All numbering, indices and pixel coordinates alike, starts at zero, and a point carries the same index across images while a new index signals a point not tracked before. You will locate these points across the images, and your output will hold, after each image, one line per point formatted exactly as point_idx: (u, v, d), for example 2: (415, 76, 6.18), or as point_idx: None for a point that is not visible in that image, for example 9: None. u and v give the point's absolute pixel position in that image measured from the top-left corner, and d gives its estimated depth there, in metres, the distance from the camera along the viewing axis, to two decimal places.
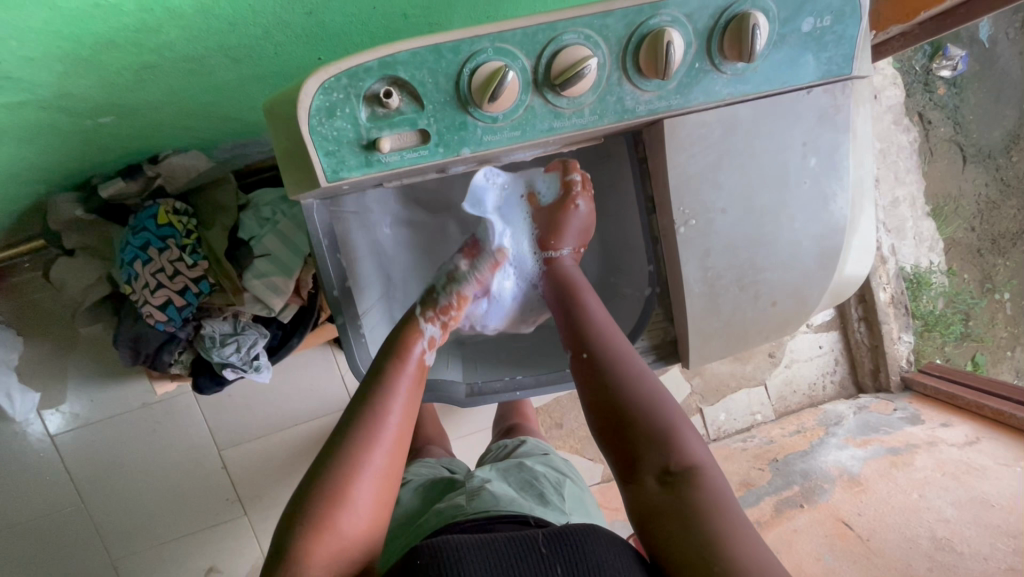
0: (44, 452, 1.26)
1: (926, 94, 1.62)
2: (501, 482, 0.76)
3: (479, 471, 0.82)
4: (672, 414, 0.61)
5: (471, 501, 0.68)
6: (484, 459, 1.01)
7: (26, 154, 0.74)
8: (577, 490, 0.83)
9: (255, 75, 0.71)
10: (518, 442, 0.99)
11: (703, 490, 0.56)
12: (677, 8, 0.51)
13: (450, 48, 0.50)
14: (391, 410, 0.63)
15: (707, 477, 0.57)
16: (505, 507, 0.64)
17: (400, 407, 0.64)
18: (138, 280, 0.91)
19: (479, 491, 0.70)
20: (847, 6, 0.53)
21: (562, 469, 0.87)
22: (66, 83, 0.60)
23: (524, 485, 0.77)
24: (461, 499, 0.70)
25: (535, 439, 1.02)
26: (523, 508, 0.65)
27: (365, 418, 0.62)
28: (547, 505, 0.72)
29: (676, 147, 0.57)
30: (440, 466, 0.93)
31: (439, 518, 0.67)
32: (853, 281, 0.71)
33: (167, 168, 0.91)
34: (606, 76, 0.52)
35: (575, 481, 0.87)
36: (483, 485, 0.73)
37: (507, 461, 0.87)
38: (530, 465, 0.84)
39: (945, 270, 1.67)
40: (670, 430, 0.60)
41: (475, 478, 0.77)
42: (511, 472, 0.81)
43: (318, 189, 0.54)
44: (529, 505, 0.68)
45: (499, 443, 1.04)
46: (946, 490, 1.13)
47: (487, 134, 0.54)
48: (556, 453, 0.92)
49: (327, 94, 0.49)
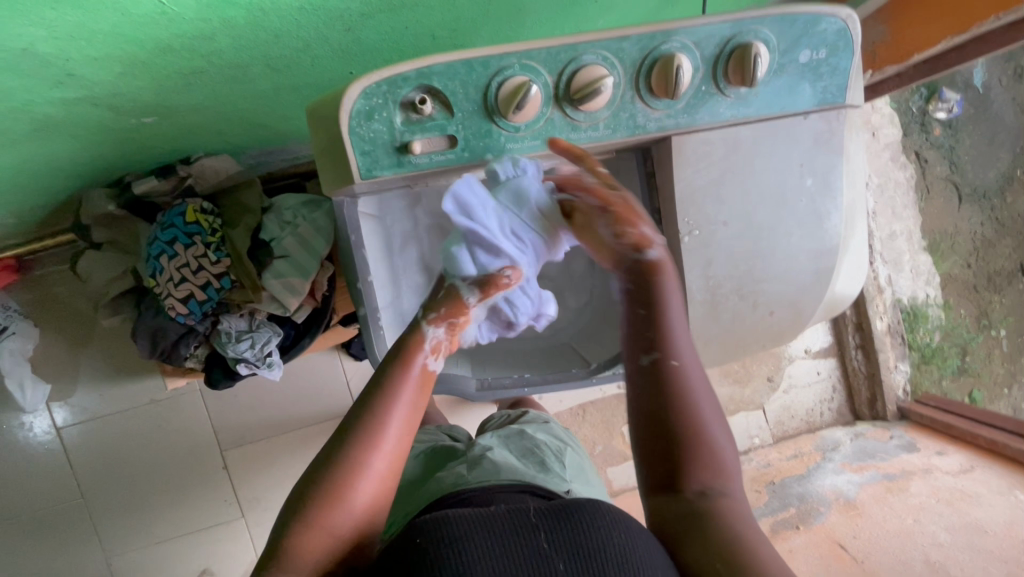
0: (50, 444, 1.28)
1: (922, 134, 1.69)
2: (502, 450, 0.80)
3: (480, 440, 0.87)
4: (719, 436, 0.57)
5: (471, 471, 0.72)
6: (484, 426, 1.04)
7: (71, 148, 0.79)
8: (576, 457, 0.88)
9: (291, 85, 0.77)
10: (520, 412, 1.03)
11: (731, 511, 0.54)
12: (686, 36, 0.56)
13: (481, 63, 0.55)
14: (389, 420, 0.57)
15: (734, 502, 0.55)
16: (502, 478, 0.68)
17: (401, 416, 0.57)
18: (163, 273, 0.95)
19: (480, 460, 0.75)
20: (840, 41, 0.58)
21: (562, 438, 0.91)
22: (121, 83, 0.65)
23: (525, 453, 0.81)
24: (462, 468, 0.74)
25: (537, 410, 1.06)
26: (522, 477, 0.69)
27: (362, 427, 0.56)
28: (549, 471, 0.76)
29: (682, 162, 0.61)
30: (441, 433, 0.97)
31: (441, 485, 0.71)
32: (847, 297, 0.74)
33: (198, 169, 0.96)
34: (620, 94, 0.57)
35: (575, 448, 0.91)
36: (484, 455, 0.78)
37: (508, 429, 0.91)
38: (531, 433, 0.88)
39: (942, 304, 1.71)
40: (713, 447, 0.57)
41: (476, 448, 0.82)
42: (513, 439, 0.86)
43: (351, 185, 0.59)
44: (530, 473, 0.72)
45: (501, 412, 1.07)
46: (940, 516, 1.14)
47: (509, 142, 0.59)
48: (556, 421, 0.97)
49: (368, 98, 0.54)
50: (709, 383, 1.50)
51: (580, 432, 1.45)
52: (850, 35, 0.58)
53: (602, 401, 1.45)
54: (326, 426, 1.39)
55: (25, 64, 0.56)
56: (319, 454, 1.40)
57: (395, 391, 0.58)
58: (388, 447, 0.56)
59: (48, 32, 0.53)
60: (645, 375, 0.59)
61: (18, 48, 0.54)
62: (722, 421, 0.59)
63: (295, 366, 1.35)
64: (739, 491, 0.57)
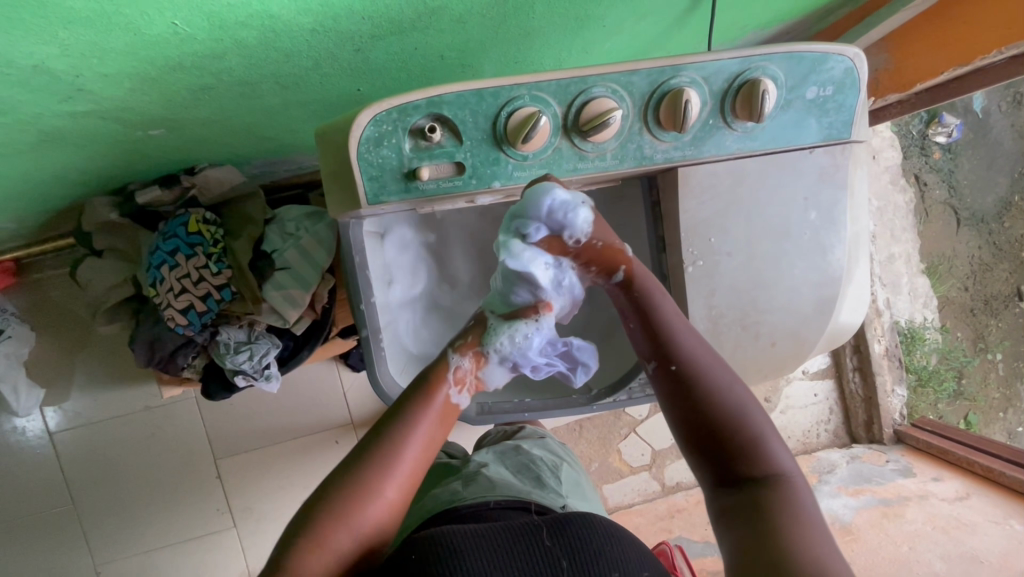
0: (42, 449, 1.27)
1: (922, 157, 1.71)
2: (498, 466, 0.81)
3: (475, 456, 0.87)
4: (763, 425, 0.58)
5: (468, 486, 0.73)
6: (481, 441, 1.04)
7: (76, 158, 0.78)
8: (572, 472, 0.88)
9: (299, 101, 0.77)
10: (516, 427, 1.03)
11: (788, 497, 0.54)
12: (695, 71, 0.56)
13: (491, 93, 0.55)
14: (407, 445, 0.57)
15: (791, 487, 0.55)
16: (500, 492, 0.68)
17: (418, 444, 0.57)
18: (163, 283, 0.95)
19: (475, 476, 0.75)
20: (847, 79, 0.59)
21: (559, 453, 0.91)
22: (130, 98, 0.65)
23: (521, 469, 0.82)
24: (458, 483, 0.75)
25: (533, 426, 1.06)
26: (518, 493, 0.69)
27: (382, 449, 0.56)
28: (545, 487, 0.77)
29: (687, 193, 0.62)
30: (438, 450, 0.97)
31: (436, 502, 0.72)
32: (848, 328, 0.74)
33: (202, 179, 0.95)
34: (628, 126, 0.58)
35: (572, 465, 0.92)
36: (479, 470, 0.78)
37: (504, 444, 0.91)
38: (527, 449, 0.88)
39: (939, 327, 1.71)
40: (756, 439, 0.57)
41: (472, 464, 0.82)
42: (508, 455, 0.86)
43: (357, 209, 0.59)
44: (526, 489, 0.73)
45: (498, 427, 1.06)
46: (936, 544, 1.13)
47: (517, 170, 0.59)
48: (553, 436, 0.96)
49: (377, 125, 0.54)
50: None
51: (577, 448, 1.44)
52: (856, 73, 0.59)
53: (599, 418, 1.45)
54: (322, 437, 1.38)
55: (34, 80, 0.56)
56: (313, 464, 1.39)
57: (416, 418, 0.58)
58: (398, 476, 0.55)
59: (60, 50, 0.53)
60: (670, 383, 0.61)
61: (29, 65, 0.54)
62: (760, 411, 0.59)
63: (292, 376, 1.35)
64: (796, 475, 0.57)
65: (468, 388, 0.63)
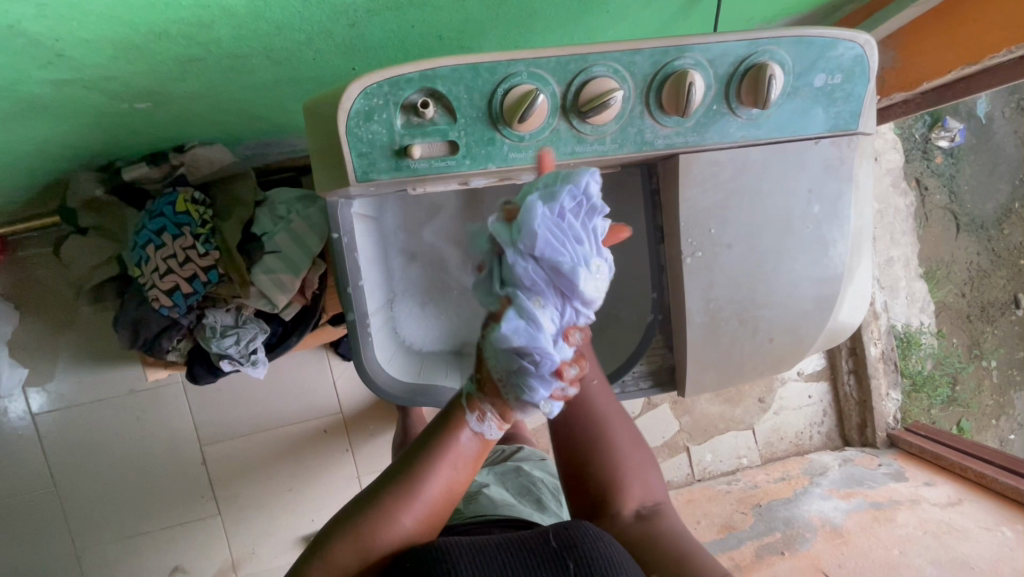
0: (23, 431, 1.24)
1: (924, 161, 1.68)
2: (499, 487, 0.80)
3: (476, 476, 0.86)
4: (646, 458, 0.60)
5: (469, 505, 0.72)
6: None
7: (57, 130, 0.76)
8: None
9: (291, 77, 0.74)
10: (515, 447, 1.01)
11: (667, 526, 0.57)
12: (700, 53, 0.54)
13: (487, 68, 0.53)
14: (420, 484, 0.49)
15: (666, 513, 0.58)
16: (499, 512, 0.67)
17: (436, 481, 0.50)
18: (148, 263, 0.92)
19: (476, 496, 0.74)
20: (856, 67, 0.57)
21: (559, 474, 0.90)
22: (112, 66, 0.62)
23: (522, 491, 0.81)
24: (461, 504, 0.74)
25: (530, 446, 1.04)
26: (517, 513, 0.68)
27: (394, 482, 0.49)
28: (545, 509, 0.75)
29: (688, 181, 0.60)
30: None
31: None
32: (848, 327, 0.72)
33: (192, 158, 0.93)
34: (629, 109, 0.56)
35: None
36: (481, 490, 0.77)
37: (504, 465, 0.90)
38: (527, 470, 0.87)
39: (935, 332, 1.70)
40: (638, 468, 0.58)
41: (474, 483, 0.81)
42: (509, 476, 0.85)
43: (345, 186, 0.56)
44: (525, 510, 0.71)
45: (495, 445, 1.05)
46: (926, 548, 1.12)
47: (512, 151, 0.57)
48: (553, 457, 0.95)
49: (368, 99, 0.52)
50: (700, 400, 1.49)
51: None
52: (867, 61, 0.57)
53: None
54: (310, 426, 1.36)
55: (12, 43, 0.53)
56: (301, 453, 1.37)
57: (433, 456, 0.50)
58: (414, 507, 0.49)
59: (36, 11, 0.50)
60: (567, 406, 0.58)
61: (4, 26, 0.51)
62: (642, 443, 0.60)
63: (281, 363, 1.32)
64: (666, 504, 0.60)
65: (498, 418, 0.51)
